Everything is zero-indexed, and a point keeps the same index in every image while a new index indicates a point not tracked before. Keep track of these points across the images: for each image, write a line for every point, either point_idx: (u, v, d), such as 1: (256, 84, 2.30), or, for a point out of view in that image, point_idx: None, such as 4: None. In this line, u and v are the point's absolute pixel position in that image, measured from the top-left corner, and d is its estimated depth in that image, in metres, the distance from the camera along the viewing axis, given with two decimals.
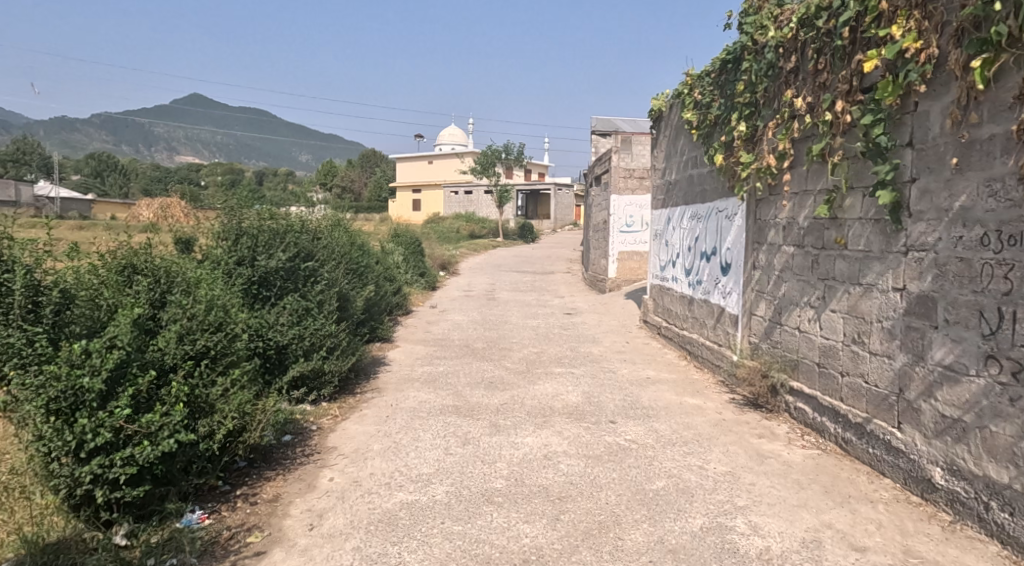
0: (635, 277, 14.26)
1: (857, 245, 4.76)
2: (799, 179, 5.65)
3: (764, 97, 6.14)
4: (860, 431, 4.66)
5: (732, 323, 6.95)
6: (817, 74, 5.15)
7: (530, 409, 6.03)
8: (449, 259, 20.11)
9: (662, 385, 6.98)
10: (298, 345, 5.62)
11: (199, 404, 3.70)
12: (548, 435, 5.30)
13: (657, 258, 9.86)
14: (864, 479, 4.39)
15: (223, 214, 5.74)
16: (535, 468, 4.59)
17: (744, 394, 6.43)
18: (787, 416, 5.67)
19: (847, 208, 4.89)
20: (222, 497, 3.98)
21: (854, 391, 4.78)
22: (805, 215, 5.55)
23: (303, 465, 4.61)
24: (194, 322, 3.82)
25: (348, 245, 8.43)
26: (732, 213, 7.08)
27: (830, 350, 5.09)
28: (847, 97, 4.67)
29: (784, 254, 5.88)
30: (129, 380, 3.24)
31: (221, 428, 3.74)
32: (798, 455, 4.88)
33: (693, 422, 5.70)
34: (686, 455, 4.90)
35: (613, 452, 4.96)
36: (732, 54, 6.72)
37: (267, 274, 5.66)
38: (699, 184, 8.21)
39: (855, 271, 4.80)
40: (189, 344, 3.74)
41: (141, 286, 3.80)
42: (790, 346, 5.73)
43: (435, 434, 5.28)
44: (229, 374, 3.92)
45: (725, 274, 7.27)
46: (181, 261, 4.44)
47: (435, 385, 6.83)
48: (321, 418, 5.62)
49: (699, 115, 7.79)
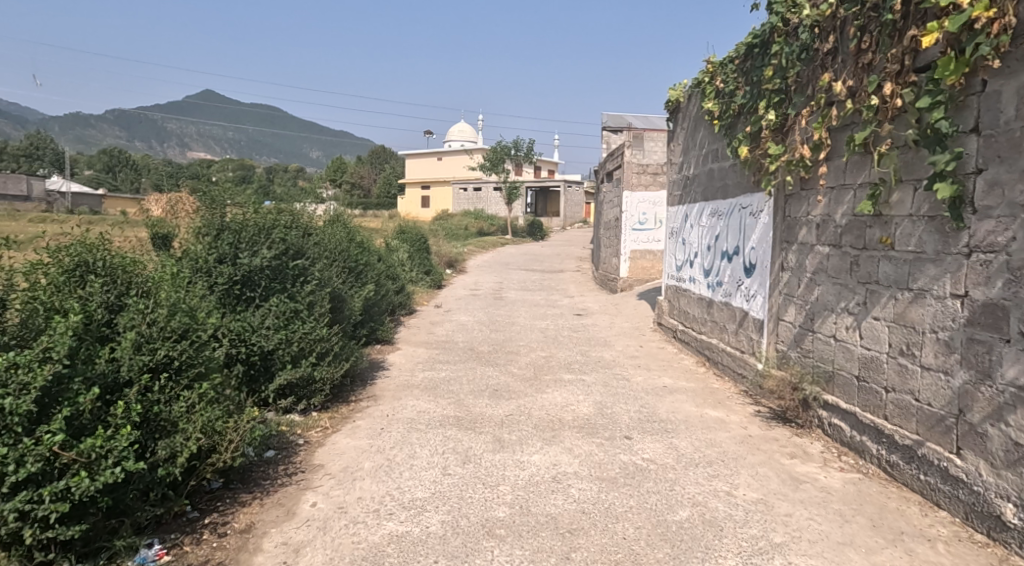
0: (647, 277, 13.74)
1: (907, 244, 4.24)
2: (836, 171, 5.09)
3: (796, 82, 5.62)
4: (909, 455, 4.15)
5: (757, 329, 6.43)
6: (859, 54, 4.65)
7: (537, 422, 5.53)
8: (457, 257, 19.52)
9: (680, 394, 6.47)
10: (285, 351, 5.18)
11: (158, 422, 3.26)
12: (557, 453, 4.81)
13: (673, 257, 9.35)
14: (916, 511, 3.88)
15: (204, 207, 5.22)
16: (543, 494, 4.09)
17: (771, 407, 5.91)
18: (820, 433, 5.15)
19: (895, 203, 4.35)
20: (187, 527, 3.52)
21: (902, 409, 4.27)
22: (843, 212, 5.01)
23: (284, 487, 4.13)
24: (154, 329, 3.38)
25: (345, 243, 7.95)
26: (758, 210, 6.55)
27: (872, 362, 4.58)
28: (898, 78, 4.17)
29: (817, 255, 5.35)
30: (69, 399, 2.79)
31: (184, 450, 3.27)
32: (838, 480, 4.37)
33: (718, 439, 5.19)
34: (711, 479, 4.39)
35: (630, 474, 4.46)
36: (760, 37, 6.20)
37: (250, 273, 5.15)
38: (720, 178, 7.69)
39: (904, 275, 4.27)
40: (146, 354, 3.29)
41: (93, 287, 3.33)
42: (825, 356, 5.20)
43: (433, 450, 4.80)
44: (196, 388, 3.47)
45: (748, 276, 6.75)
46: (144, 260, 3.98)
47: (435, 393, 6.33)
48: (310, 431, 5.15)
49: (721, 104, 7.27)
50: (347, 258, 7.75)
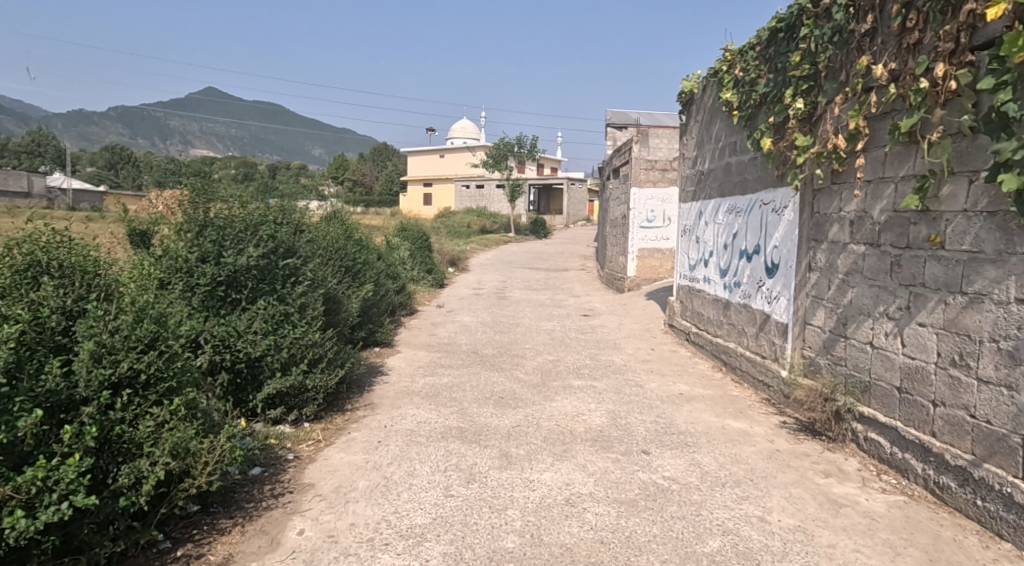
0: (655, 277, 13.29)
1: (960, 242, 3.84)
2: (874, 164, 4.65)
3: (828, 68, 5.19)
4: (963, 477, 3.75)
5: (781, 333, 6.01)
6: (903, 34, 4.24)
7: (546, 435, 5.10)
8: (458, 256, 19.01)
9: (699, 403, 6.05)
10: (274, 358, 4.79)
11: (120, 444, 2.87)
12: (569, 471, 4.39)
13: (686, 256, 8.92)
14: (975, 542, 3.49)
15: (185, 200, 4.79)
16: (556, 519, 3.69)
17: (798, 418, 5.49)
18: (855, 448, 4.72)
19: (946, 198, 3.93)
20: (156, 561, 3.14)
21: (953, 425, 3.86)
22: (881, 208, 4.59)
23: (269, 511, 3.71)
24: (117, 338, 2.97)
25: (341, 241, 7.53)
26: (781, 205, 6.13)
27: (917, 373, 4.17)
28: (951, 59, 3.78)
29: (851, 254, 4.94)
30: (6, 423, 2.41)
31: (150, 476, 2.87)
32: (881, 504, 3.95)
33: (743, 454, 4.78)
34: (741, 502, 3.98)
35: (651, 496, 4.05)
36: (785, 20, 5.77)
37: (235, 273, 4.74)
38: (738, 173, 7.26)
39: (956, 278, 3.87)
40: (108, 367, 2.88)
41: (45, 290, 2.93)
42: (860, 364, 4.78)
43: (434, 467, 4.39)
44: (167, 404, 3.08)
45: (771, 276, 6.32)
46: (109, 259, 3.57)
47: (436, 401, 5.92)
48: (301, 444, 4.74)
49: (741, 94, 6.85)
50: (342, 256, 7.33)
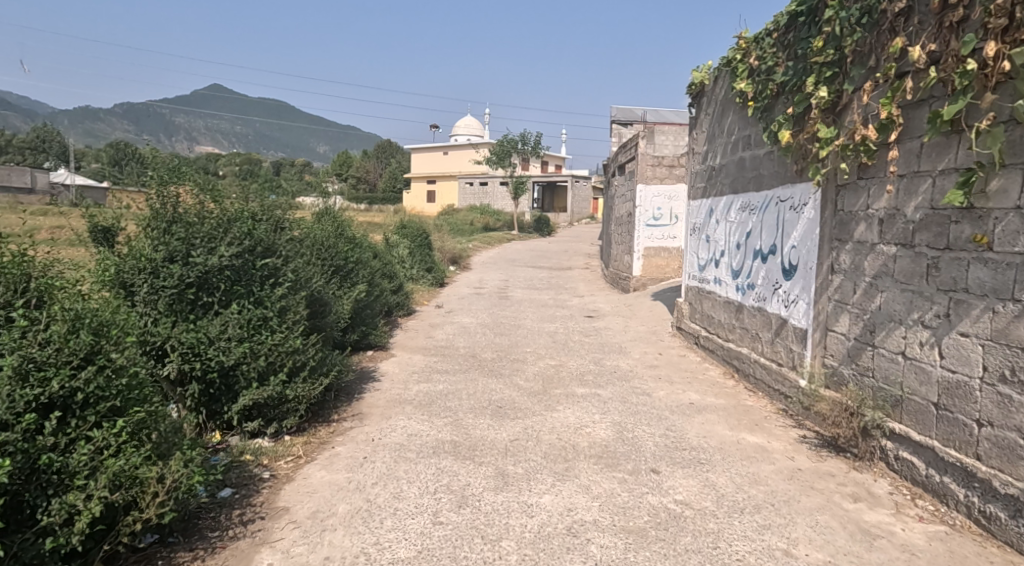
0: (662, 277, 12.84)
1: (1012, 244, 3.44)
2: (908, 156, 4.23)
3: (855, 52, 4.76)
4: (1015, 507, 3.34)
5: (799, 340, 5.59)
6: (946, 11, 3.82)
7: (546, 451, 4.69)
8: (461, 254, 18.58)
9: (711, 414, 5.62)
10: (249, 366, 4.40)
11: (49, 474, 2.49)
12: (570, 493, 3.98)
13: (695, 256, 8.49)
14: None
15: (151, 194, 4.37)
16: (557, 553, 3.29)
17: (820, 433, 5.06)
18: (884, 468, 4.30)
19: (996, 193, 3.52)
20: None
21: (1004, 448, 3.44)
22: (916, 206, 4.16)
23: (235, 542, 3.31)
24: (46, 352, 2.58)
25: (331, 240, 7.12)
26: (801, 202, 5.69)
27: (959, 388, 3.75)
28: (1004, 37, 3.38)
29: (879, 255, 4.51)
30: None
31: (84, 512, 2.50)
32: (920, 536, 3.53)
33: (763, 474, 4.36)
34: (762, 532, 3.57)
35: (661, 524, 3.64)
36: (807, 3, 5.33)
37: (207, 274, 4.34)
38: (753, 168, 6.83)
39: (1007, 284, 3.47)
40: (35, 386, 2.51)
41: None
42: (890, 377, 4.36)
43: (423, 489, 3.98)
44: (108, 427, 2.69)
45: (788, 278, 5.89)
46: (54, 258, 3.17)
47: (429, 411, 5.51)
48: (279, 461, 4.34)
49: (757, 84, 6.41)
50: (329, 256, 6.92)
